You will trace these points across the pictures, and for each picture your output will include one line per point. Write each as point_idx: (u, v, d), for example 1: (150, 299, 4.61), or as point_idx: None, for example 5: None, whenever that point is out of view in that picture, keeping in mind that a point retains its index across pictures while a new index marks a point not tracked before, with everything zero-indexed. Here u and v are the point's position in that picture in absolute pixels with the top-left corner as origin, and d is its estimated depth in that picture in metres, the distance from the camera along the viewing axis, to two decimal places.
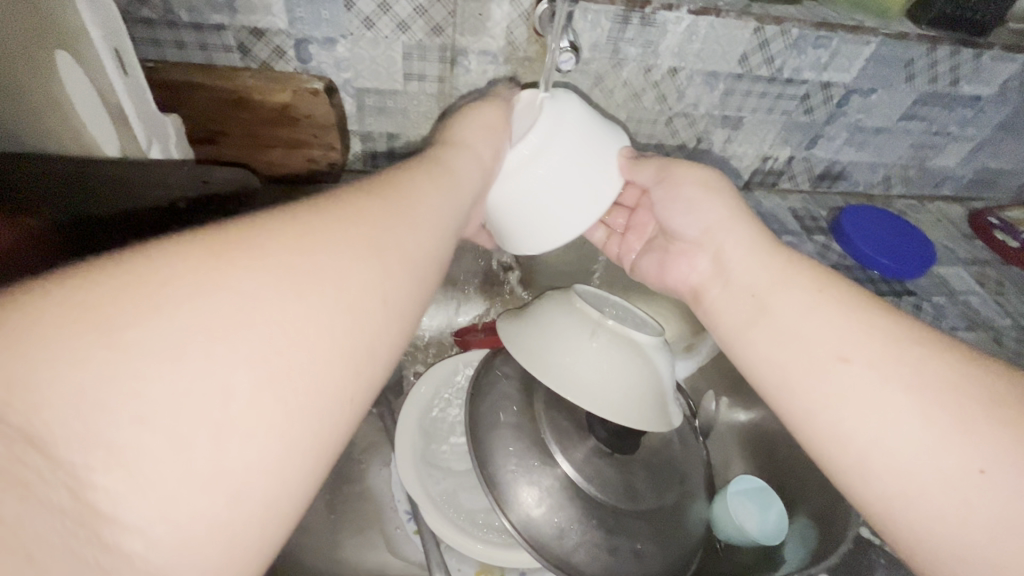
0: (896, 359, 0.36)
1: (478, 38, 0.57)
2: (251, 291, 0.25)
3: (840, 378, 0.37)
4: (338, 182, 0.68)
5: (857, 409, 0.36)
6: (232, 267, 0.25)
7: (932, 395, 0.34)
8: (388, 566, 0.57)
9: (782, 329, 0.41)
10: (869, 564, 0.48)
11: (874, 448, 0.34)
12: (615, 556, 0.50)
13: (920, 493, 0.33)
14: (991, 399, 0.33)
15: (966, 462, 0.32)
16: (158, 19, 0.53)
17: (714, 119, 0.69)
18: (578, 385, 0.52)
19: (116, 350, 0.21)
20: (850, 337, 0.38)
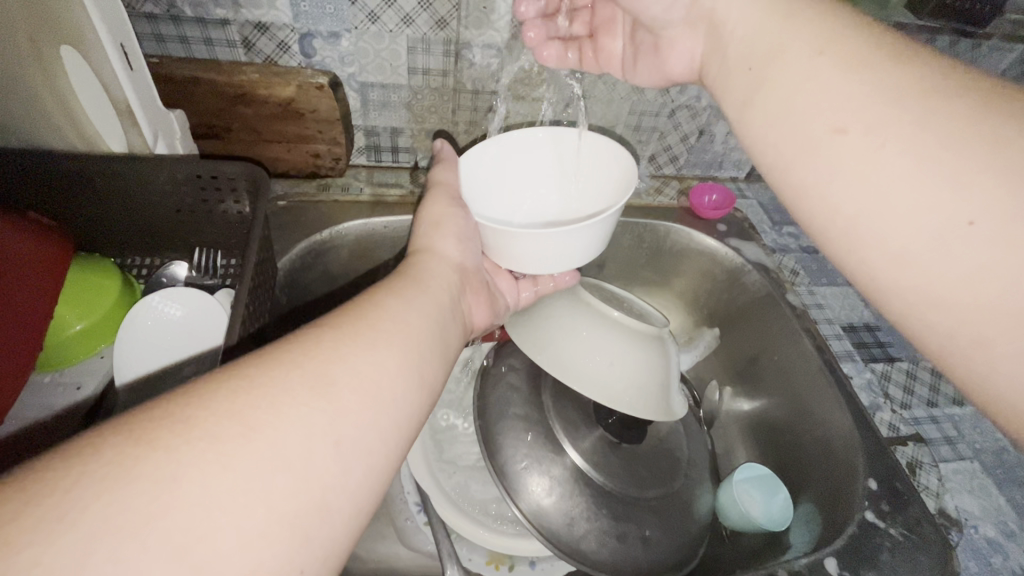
0: (912, 107, 0.31)
1: (482, 31, 0.57)
2: (291, 385, 0.27)
3: (835, 151, 0.33)
4: (343, 177, 0.68)
5: (862, 181, 0.32)
6: (298, 373, 0.28)
7: (946, 143, 0.30)
8: (399, 557, 0.58)
9: (778, 122, 0.37)
10: (872, 547, 0.49)
11: (874, 228, 0.32)
12: (624, 544, 0.51)
13: (917, 271, 0.31)
14: (1005, 135, 0.29)
15: (956, 216, 0.29)
16: (161, 14, 0.53)
17: (716, 111, 0.70)
18: (589, 378, 0.52)
19: (194, 449, 0.23)
20: (848, 102, 0.33)
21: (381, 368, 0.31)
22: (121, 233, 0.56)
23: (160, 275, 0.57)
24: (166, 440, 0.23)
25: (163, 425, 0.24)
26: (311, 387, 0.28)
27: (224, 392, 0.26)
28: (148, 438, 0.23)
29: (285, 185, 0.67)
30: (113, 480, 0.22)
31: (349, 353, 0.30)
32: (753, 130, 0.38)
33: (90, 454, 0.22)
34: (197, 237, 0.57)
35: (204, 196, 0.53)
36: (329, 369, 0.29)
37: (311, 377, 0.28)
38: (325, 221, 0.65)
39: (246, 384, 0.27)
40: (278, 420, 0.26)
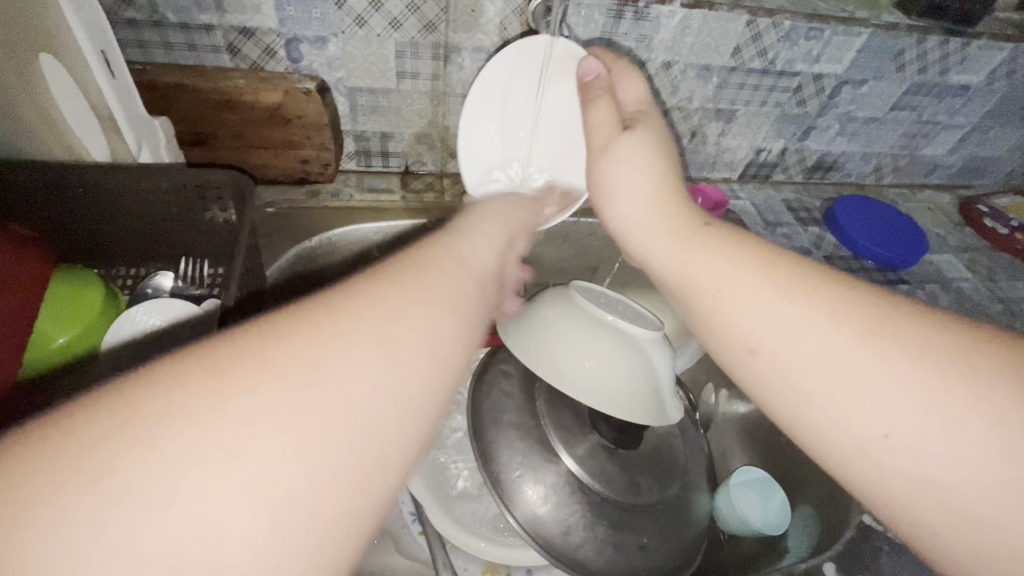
0: (852, 328, 0.30)
1: (471, 34, 0.57)
2: (345, 343, 0.24)
3: (756, 373, 0.33)
4: (333, 182, 0.68)
5: (817, 375, 0.30)
6: (380, 339, 0.25)
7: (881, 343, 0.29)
8: (393, 568, 0.56)
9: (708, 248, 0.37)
10: (871, 552, 0.49)
11: (832, 430, 0.30)
12: (621, 551, 0.50)
13: (894, 476, 0.28)
14: (920, 334, 0.29)
15: (872, 427, 0.29)
16: (144, 20, 0.52)
17: (707, 113, 0.70)
18: (588, 385, 0.52)
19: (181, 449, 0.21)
20: (763, 325, 0.33)
21: (430, 329, 0.26)
22: (106, 244, 0.55)
23: (145, 286, 0.56)
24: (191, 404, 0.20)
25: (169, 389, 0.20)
26: (377, 342, 0.24)
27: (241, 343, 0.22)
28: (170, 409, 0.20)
29: (272, 192, 0.66)
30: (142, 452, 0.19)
31: (396, 306, 0.26)
32: (693, 264, 0.37)
33: (90, 428, 0.19)
34: (183, 246, 0.56)
35: (189, 204, 0.52)
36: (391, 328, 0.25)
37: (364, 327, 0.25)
38: (316, 228, 0.65)
39: (307, 342, 0.23)
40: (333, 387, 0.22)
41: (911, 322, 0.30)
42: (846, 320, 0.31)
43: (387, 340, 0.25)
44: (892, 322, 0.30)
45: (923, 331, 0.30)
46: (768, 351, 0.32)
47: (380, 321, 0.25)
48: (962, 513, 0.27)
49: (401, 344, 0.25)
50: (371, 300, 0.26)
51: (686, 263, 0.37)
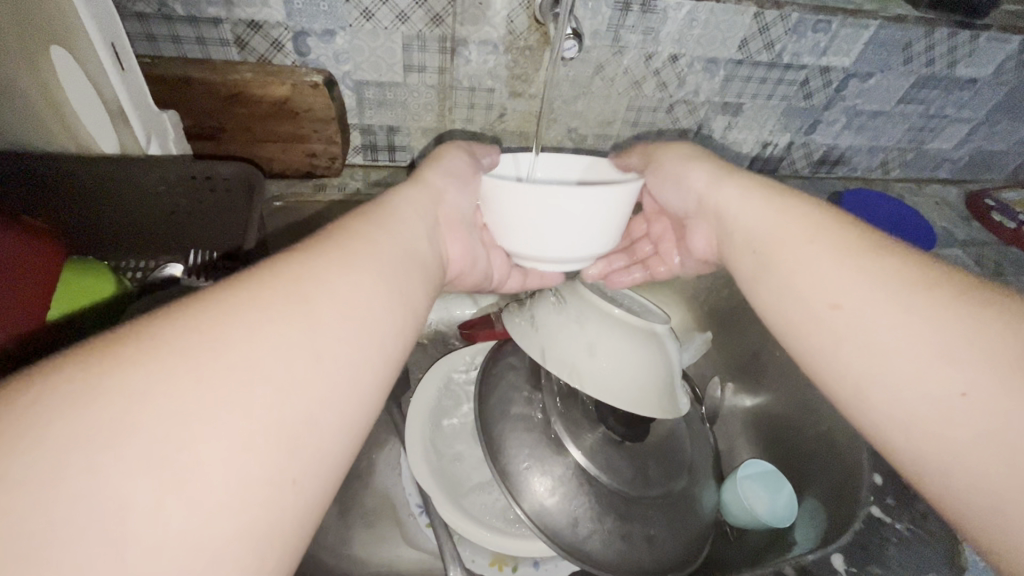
0: (895, 287, 0.32)
1: (478, 27, 0.57)
2: (267, 310, 0.25)
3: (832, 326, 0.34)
4: (339, 176, 0.68)
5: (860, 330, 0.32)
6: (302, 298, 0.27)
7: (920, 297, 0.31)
8: (400, 560, 0.57)
9: (766, 211, 0.40)
10: (880, 543, 0.49)
11: (869, 385, 0.32)
12: (629, 543, 0.50)
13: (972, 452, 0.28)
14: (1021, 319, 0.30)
15: (952, 388, 0.29)
16: (153, 13, 0.52)
17: (714, 106, 0.70)
18: (594, 377, 0.52)
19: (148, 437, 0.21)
20: (843, 280, 0.34)
21: (359, 300, 0.29)
22: (115, 236, 0.55)
23: (154, 275, 0.54)
24: (129, 371, 0.21)
25: (118, 356, 0.22)
26: (293, 310, 0.26)
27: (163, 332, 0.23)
28: (116, 379, 0.21)
29: (280, 186, 0.66)
30: (98, 408, 0.20)
31: (322, 276, 0.28)
32: (757, 230, 0.39)
33: (44, 391, 0.20)
34: (192, 239, 0.57)
35: (199, 196, 0.53)
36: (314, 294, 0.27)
37: (289, 302, 0.26)
38: (328, 219, 0.65)
39: (212, 324, 0.24)
40: (259, 355, 0.24)
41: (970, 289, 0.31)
42: (896, 280, 0.32)
43: (307, 306, 0.27)
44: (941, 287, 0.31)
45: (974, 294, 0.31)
46: (851, 307, 0.33)
47: (297, 285, 0.27)
48: (991, 493, 0.27)
49: (324, 310, 0.27)
50: (302, 275, 0.28)
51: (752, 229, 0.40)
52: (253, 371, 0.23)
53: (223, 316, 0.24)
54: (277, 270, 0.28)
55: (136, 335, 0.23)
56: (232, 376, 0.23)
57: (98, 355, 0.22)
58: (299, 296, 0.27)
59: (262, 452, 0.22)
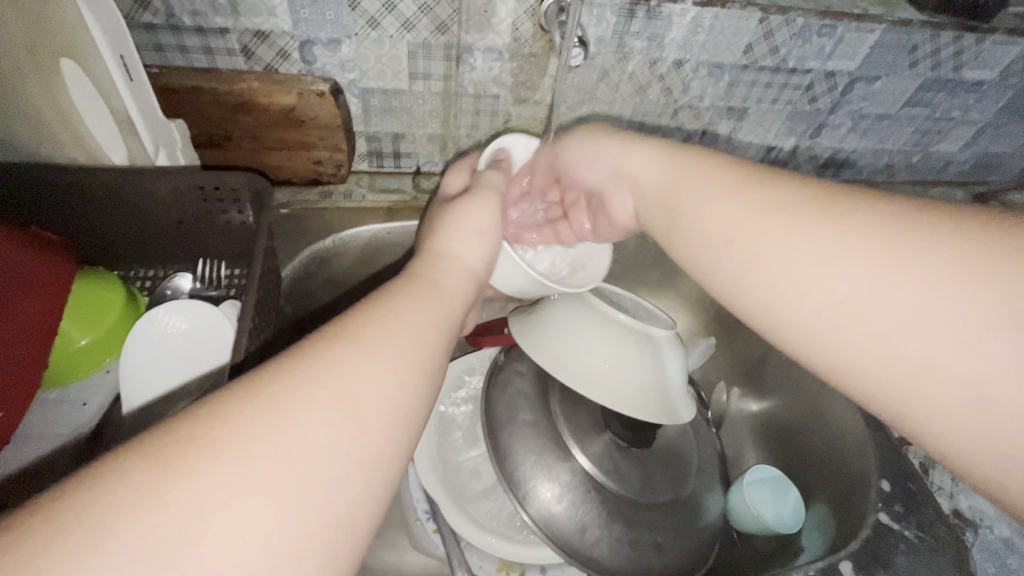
0: (838, 242, 0.33)
1: (483, 34, 0.57)
2: (311, 402, 0.26)
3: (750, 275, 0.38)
4: (345, 183, 0.68)
5: (822, 293, 0.34)
6: (338, 397, 0.27)
7: (884, 246, 0.32)
8: (407, 565, 0.57)
9: (726, 195, 0.40)
10: (888, 549, 0.48)
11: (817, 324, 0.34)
12: (636, 549, 0.51)
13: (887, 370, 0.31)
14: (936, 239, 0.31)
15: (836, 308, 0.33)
16: (160, 24, 0.52)
17: (719, 111, 0.70)
18: (609, 389, 0.52)
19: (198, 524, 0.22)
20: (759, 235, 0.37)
21: (390, 386, 0.29)
22: (126, 246, 0.56)
23: (164, 287, 0.57)
24: (196, 469, 0.23)
25: (175, 450, 0.23)
26: (336, 403, 0.27)
27: (225, 419, 0.24)
28: (161, 479, 0.22)
29: (287, 193, 0.67)
30: (154, 509, 0.21)
31: (361, 361, 0.29)
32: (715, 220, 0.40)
33: (103, 494, 0.21)
34: (201, 248, 0.57)
35: (207, 206, 0.53)
36: (349, 383, 0.28)
37: (327, 392, 0.27)
38: (329, 229, 0.66)
39: (268, 407, 0.25)
40: (300, 451, 0.24)
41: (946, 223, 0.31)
42: (898, 258, 0.31)
43: (348, 401, 0.27)
44: (911, 224, 0.32)
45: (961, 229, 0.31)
46: (750, 251, 0.37)
47: (332, 372, 0.28)
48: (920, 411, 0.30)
49: (359, 400, 0.27)
50: (333, 356, 0.28)
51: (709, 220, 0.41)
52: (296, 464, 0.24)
53: (252, 407, 0.25)
54: (303, 358, 0.28)
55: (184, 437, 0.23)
56: (279, 471, 0.24)
57: (142, 457, 0.23)
58: (332, 385, 0.27)
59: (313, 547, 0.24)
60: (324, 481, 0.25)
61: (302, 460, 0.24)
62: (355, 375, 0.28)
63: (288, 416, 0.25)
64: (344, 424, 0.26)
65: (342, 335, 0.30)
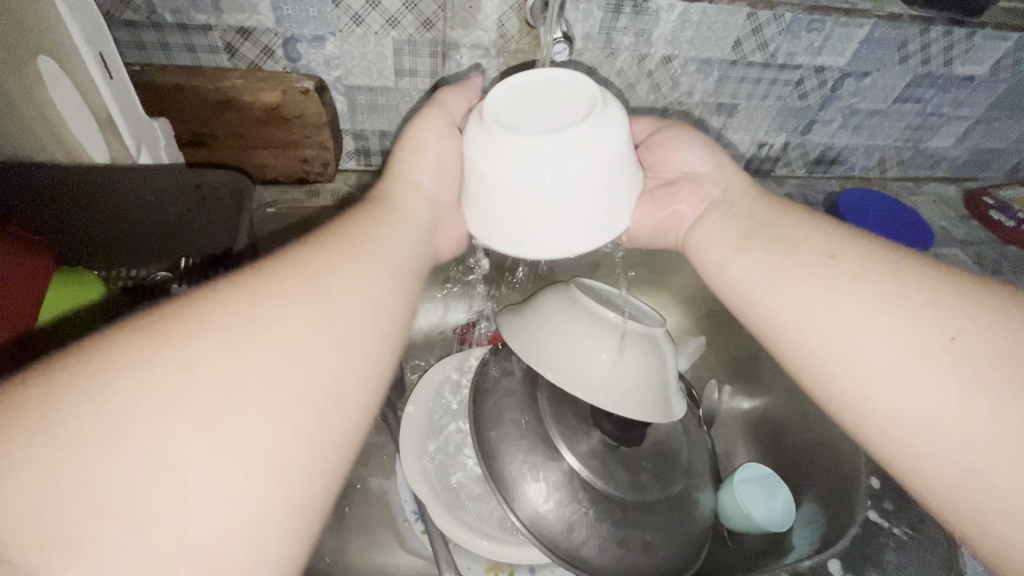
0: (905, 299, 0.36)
1: (469, 31, 0.56)
2: (241, 342, 0.28)
3: (818, 278, 0.39)
4: (333, 182, 0.68)
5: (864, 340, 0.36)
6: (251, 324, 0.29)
7: (896, 310, 0.35)
8: (395, 566, 0.56)
9: (773, 243, 0.43)
10: (877, 548, 0.48)
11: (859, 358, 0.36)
12: (625, 549, 0.50)
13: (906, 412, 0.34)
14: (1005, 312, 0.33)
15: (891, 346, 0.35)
16: (142, 21, 0.52)
17: (708, 107, 0.69)
18: (610, 392, 0.51)
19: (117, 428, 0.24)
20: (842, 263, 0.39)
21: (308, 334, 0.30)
22: (108, 246, 0.55)
23: (147, 287, 0.57)
24: (147, 383, 0.25)
25: (125, 365, 0.25)
26: (267, 347, 0.28)
27: (159, 341, 0.26)
28: (114, 393, 0.24)
29: (273, 192, 0.66)
30: (99, 434, 0.23)
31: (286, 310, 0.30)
32: (740, 265, 0.44)
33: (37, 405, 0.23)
34: (183, 248, 0.57)
35: (190, 204, 0.53)
36: (268, 325, 0.29)
37: (239, 352, 0.27)
38: (316, 229, 0.65)
39: (195, 339, 0.27)
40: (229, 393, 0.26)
41: (954, 293, 0.35)
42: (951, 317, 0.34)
43: (282, 343, 0.29)
44: (922, 293, 0.35)
45: (964, 300, 0.34)
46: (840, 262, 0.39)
47: (250, 312, 0.29)
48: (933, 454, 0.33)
49: (295, 347, 0.29)
50: (256, 299, 0.30)
51: (738, 266, 0.44)
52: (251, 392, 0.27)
53: (177, 336, 0.27)
54: (230, 303, 0.29)
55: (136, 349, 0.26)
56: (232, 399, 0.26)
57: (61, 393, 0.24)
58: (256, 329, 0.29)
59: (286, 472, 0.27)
60: (278, 411, 0.28)
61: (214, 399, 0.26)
62: (275, 319, 0.29)
63: (209, 347, 0.27)
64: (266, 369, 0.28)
65: (270, 279, 0.31)
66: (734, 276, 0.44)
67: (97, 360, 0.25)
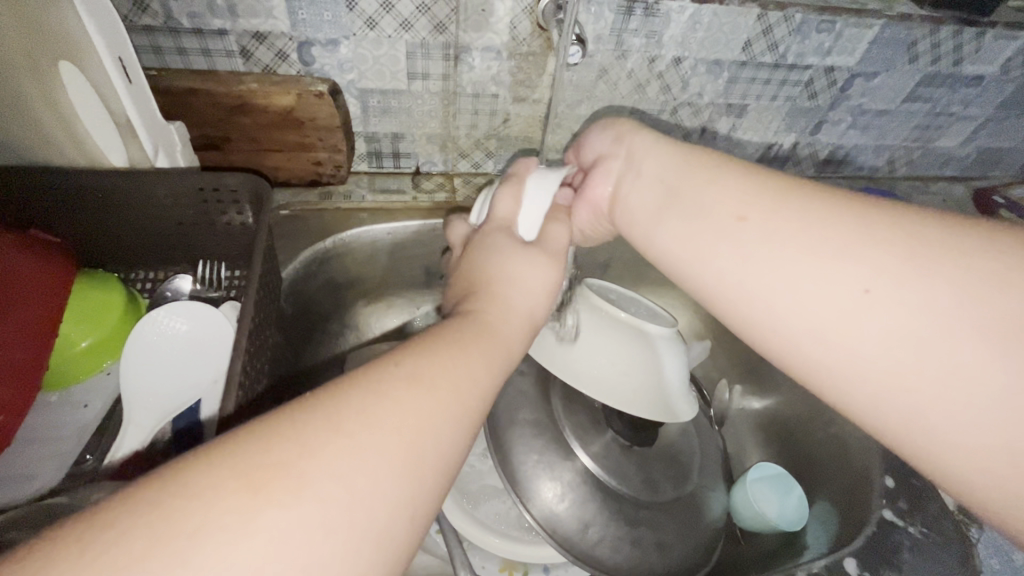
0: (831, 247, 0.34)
1: (481, 34, 0.57)
2: (366, 402, 0.26)
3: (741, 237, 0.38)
4: (345, 183, 0.68)
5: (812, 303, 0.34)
6: (367, 383, 0.27)
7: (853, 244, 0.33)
8: (412, 565, 0.57)
9: (708, 201, 0.40)
10: (892, 546, 0.48)
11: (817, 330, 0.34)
12: (638, 548, 0.50)
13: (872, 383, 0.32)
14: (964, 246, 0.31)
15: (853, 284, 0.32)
16: (158, 26, 0.52)
17: (718, 108, 0.70)
18: (627, 395, 0.52)
19: (226, 491, 0.22)
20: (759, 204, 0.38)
21: (442, 380, 0.29)
22: (125, 249, 0.56)
23: (164, 289, 0.57)
24: (253, 480, 0.23)
25: (226, 466, 0.23)
26: (396, 405, 0.27)
27: (286, 422, 0.25)
28: (242, 470, 0.23)
29: (286, 195, 0.67)
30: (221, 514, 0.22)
31: (410, 366, 0.29)
32: (757, 223, 0.37)
33: (174, 500, 0.22)
34: (200, 250, 0.57)
35: (205, 207, 0.53)
36: (397, 380, 0.28)
37: (351, 408, 0.26)
38: (330, 229, 0.66)
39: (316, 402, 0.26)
40: (357, 449, 0.25)
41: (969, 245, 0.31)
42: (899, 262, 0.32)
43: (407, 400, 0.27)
44: (923, 246, 0.31)
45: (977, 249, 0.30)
46: (754, 219, 0.37)
47: (382, 373, 0.28)
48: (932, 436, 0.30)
49: (420, 399, 0.28)
50: (382, 365, 0.29)
51: (721, 209, 0.39)
52: (354, 465, 0.25)
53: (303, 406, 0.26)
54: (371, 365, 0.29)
55: (243, 444, 0.24)
56: (338, 473, 0.24)
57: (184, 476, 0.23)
58: (380, 387, 0.27)
59: (366, 538, 0.24)
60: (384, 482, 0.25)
61: (344, 462, 0.24)
62: (405, 377, 0.28)
63: (347, 411, 0.26)
64: (398, 421, 0.27)
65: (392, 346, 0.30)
66: (684, 246, 0.41)
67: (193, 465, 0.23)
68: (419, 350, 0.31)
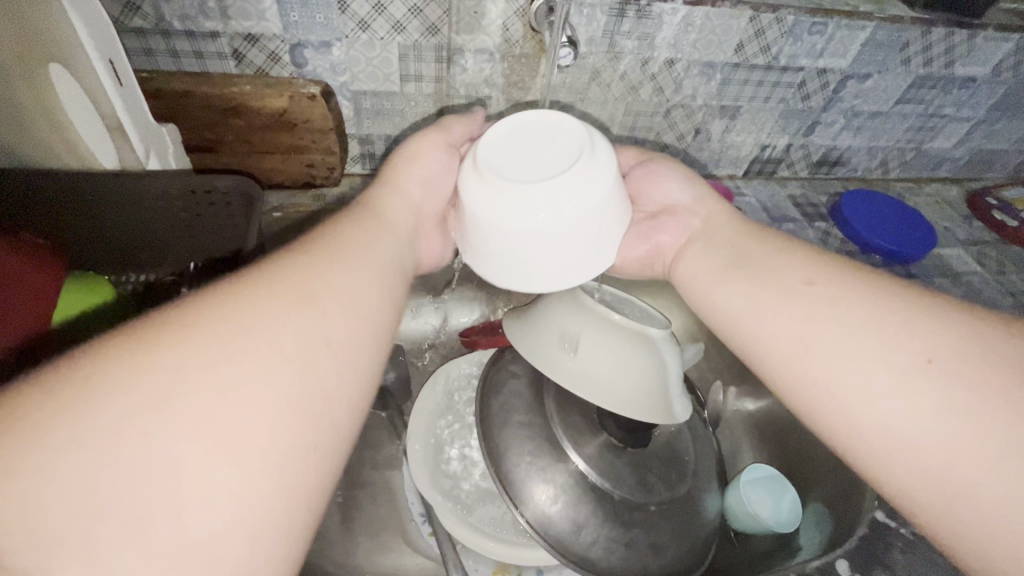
0: (896, 322, 0.35)
1: (474, 36, 0.57)
2: (212, 353, 0.27)
3: (805, 299, 0.38)
4: (339, 186, 0.68)
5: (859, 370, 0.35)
6: (212, 332, 0.27)
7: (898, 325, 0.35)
8: (405, 568, 0.56)
9: (766, 270, 0.41)
10: (885, 547, 0.48)
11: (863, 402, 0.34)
12: (631, 550, 0.50)
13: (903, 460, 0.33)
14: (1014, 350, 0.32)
15: (916, 356, 0.33)
16: (150, 28, 0.52)
17: (711, 110, 0.70)
18: (614, 392, 0.51)
19: (67, 458, 0.22)
20: (824, 274, 0.39)
21: (298, 330, 0.30)
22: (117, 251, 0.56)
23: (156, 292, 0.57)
24: (96, 439, 0.23)
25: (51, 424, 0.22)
26: (244, 355, 0.27)
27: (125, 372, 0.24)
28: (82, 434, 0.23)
29: (279, 197, 0.67)
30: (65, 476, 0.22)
31: (253, 311, 0.29)
32: (821, 295, 0.38)
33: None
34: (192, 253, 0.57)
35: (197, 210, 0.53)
36: (242, 330, 0.28)
37: (201, 359, 0.26)
38: None
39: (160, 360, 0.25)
40: (207, 398, 0.25)
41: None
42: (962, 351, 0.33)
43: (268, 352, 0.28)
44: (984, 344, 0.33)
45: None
46: (823, 284, 0.38)
47: (224, 322, 0.28)
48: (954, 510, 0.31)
49: (281, 349, 0.29)
50: (223, 309, 0.28)
51: (778, 274, 0.41)
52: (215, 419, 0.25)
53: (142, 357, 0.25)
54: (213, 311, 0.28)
55: (92, 394, 0.24)
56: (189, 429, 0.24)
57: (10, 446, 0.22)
58: (229, 338, 0.27)
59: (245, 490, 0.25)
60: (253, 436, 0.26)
61: (183, 413, 0.25)
62: (252, 329, 0.28)
63: (191, 361, 0.26)
64: (247, 370, 0.27)
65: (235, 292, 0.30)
66: (733, 301, 0.42)
67: (92, 386, 0.24)
68: (314, 309, 0.31)
